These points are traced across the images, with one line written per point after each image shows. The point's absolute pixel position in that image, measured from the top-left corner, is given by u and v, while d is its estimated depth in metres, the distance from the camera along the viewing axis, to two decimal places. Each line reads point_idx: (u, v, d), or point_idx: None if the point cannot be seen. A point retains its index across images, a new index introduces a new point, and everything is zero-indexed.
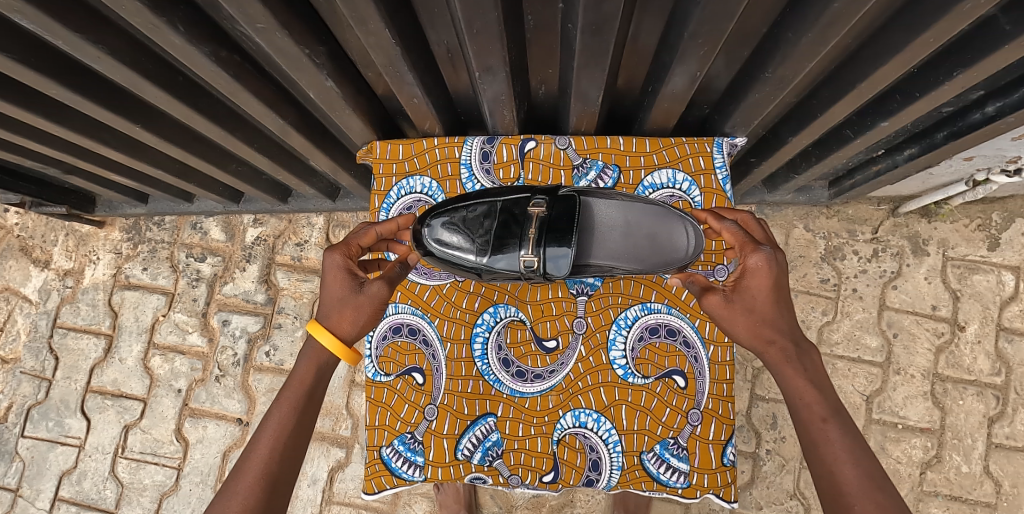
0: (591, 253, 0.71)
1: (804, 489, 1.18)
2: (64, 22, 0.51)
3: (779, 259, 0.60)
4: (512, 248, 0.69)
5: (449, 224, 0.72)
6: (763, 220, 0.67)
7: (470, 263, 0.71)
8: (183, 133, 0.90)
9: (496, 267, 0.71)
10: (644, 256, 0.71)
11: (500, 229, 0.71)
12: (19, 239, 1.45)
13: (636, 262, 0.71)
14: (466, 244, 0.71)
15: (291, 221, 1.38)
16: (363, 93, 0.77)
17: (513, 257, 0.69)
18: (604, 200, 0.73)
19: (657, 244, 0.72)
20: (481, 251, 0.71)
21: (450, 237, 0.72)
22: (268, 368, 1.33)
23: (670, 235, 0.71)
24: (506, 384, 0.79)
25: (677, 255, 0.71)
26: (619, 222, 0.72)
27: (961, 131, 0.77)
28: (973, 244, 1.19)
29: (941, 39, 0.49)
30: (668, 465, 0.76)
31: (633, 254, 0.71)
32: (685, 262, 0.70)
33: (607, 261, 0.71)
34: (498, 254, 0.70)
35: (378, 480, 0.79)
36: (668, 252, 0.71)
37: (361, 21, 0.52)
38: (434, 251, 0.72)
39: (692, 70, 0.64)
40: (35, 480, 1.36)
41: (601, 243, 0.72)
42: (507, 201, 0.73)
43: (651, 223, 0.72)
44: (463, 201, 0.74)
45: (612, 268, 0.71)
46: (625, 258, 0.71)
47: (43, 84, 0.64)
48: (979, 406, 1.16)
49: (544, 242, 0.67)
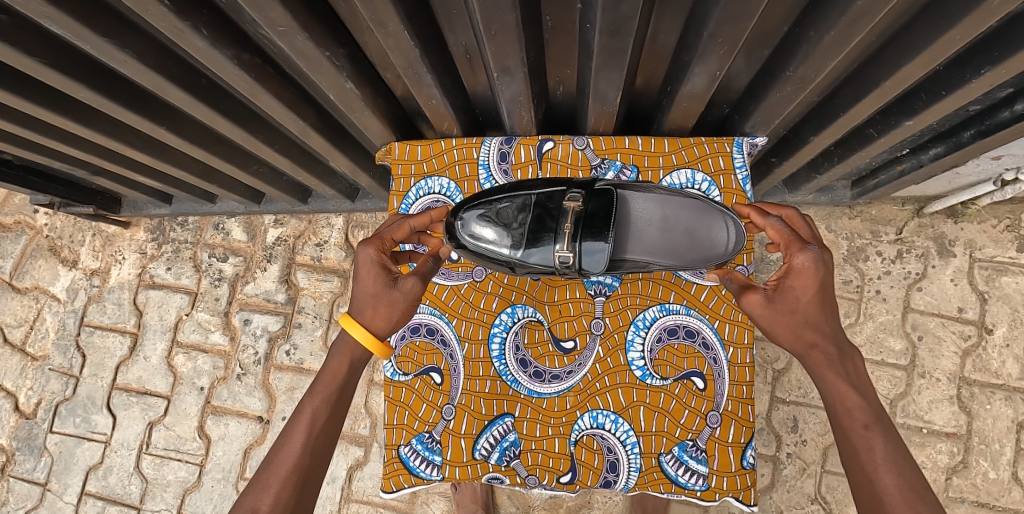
0: (632, 248, 0.71)
1: (826, 494, 1.17)
2: (90, 25, 0.52)
3: (827, 259, 0.58)
4: (547, 242, 0.69)
5: (482, 217, 0.72)
6: (809, 218, 0.65)
7: (504, 257, 0.71)
8: (205, 134, 0.92)
9: (530, 262, 0.71)
10: (683, 252, 0.71)
11: (534, 224, 0.71)
12: (48, 240, 1.49)
13: (675, 258, 0.70)
14: (498, 237, 0.71)
15: (311, 222, 1.40)
16: (382, 94, 0.78)
17: (548, 251, 0.69)
18: (642, 194, 0.72)
19: (697, 240, 0.70)
20: (516, 245, 0.71)
21: (483, 230, 0.72)
22: (289, 366, 1.34)
23: (709, 232, 0.70)
24: (523, 385, 0.79)
25: (717, 251, 0.71)
26: (657, 216, 0.72)
27: (989, 129, 0.75)
28: (1001, 245, 1.16)
29: (968, 35, 0.48)
30: (686, 468, 0.75)
31: (672, 249, 0.71)
32: (724, 258, 0.70)
33: (643, 256, 0.71)
34: (532, 248, 0.70)
35: (396, 479, 0.80)
36: (708, 249, 0.70)
37: (381, 23, 0.53)
38: (466, 244, 0.72)
39: (712, 69, 0.63)
40: (63, 475, 1.39)
41: (637, 238, 0.71)
42: (541, 194, 0.73)
43: (690, 218, 0.71)
44: (496, 194, 0.74)
45: (648, 263, 0.71)
46: (663, 254, 0.71)
47: (71, 87, 0.66)
48: (1007, 411, 1.13)
49: (579, 237, 0.67)
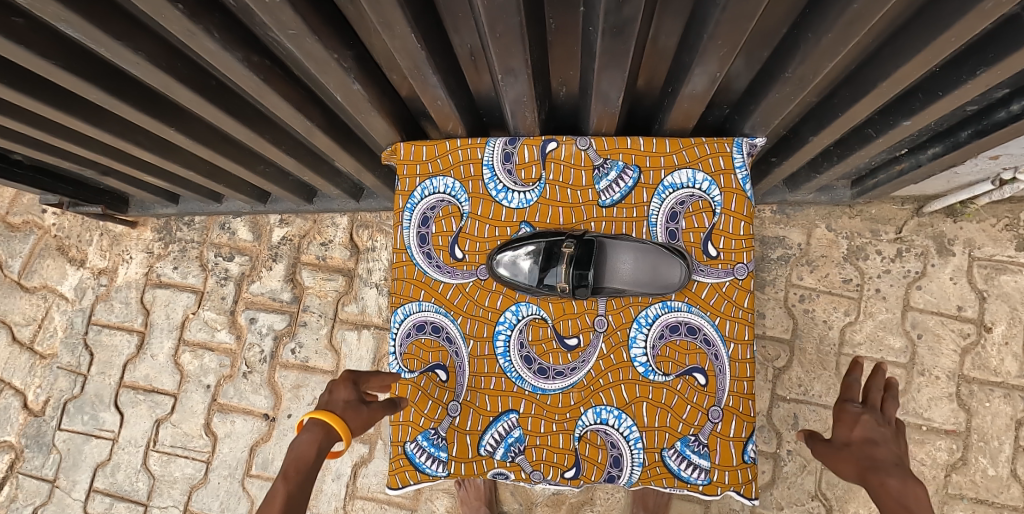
0: (608, 279, 0.81)
1: (827, 491, 1.18)
2: (105, 28, 0.53)
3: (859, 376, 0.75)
4: (549, 275, 0.80)
5: (506, 253, 0.82)
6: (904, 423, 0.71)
7: (515, 283, 0.82)
8: (213, 134, 0.93)
9: (534, 289, 0.82)
10: (644, 283, 0.79)
11: (542, 260, 0.81)
12: (56, 239, 1.51)
13: (641, 288, 0.80)
14: (512, 269, 0.82)
15: (316, 222, 1.41)
16: (387, 95, 0.79)
17: (551, 283, 0.80)
18: (624, 240, 0.82)
19: (657, 275, 0.79)
20: (530, 276, 0.81)
21: (507, 263, 0.81)
22: (294, 365, 1.36)
23: (670, 272, 0.78)
24: (528, 381, 0.80)
25: (670, 287, 0.78)
26: (632, 257, 0.81)
27: (986, 129, 0.76)
28: (1000, 244, 1.17)
29: (963, 37, 0.49)
30: (689, 462, 0.77)
31: (639, 281, 0.80)
32: (672, 294, 0.78)
33: (620, 286, 0.81)
34: (538, 279, 0.81)
35: (402, 475, 0.81)
36: (664, 284, 0.78)
37: (388, 25, 0.54)
38: (494, 273, 0.82)
39: (712, 70, 0.64)
40: (71, 472, 1.40)
41: (615, 271, 0.81)
42: (549, 236, 0.82)
43: (654, 258, 0.79)
44: (519, 233, 0.83)
45: (623, 292, 0.80)
46: (635, 285, 0.80)
47: (84, 88, 0.67)
48: (1006, 408, 1.14)
49: (572, 273, 0.78)
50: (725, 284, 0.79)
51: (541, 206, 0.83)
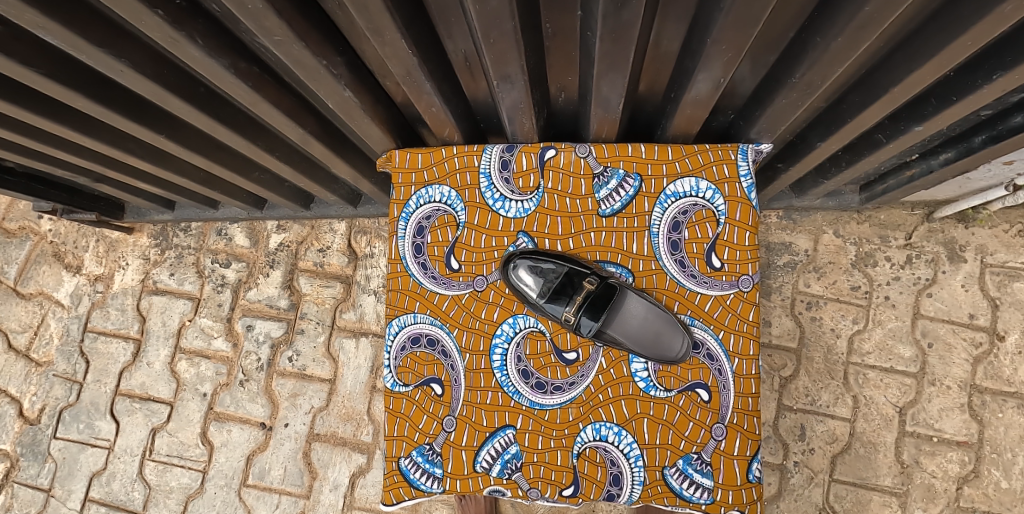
0: (607, 325, 0.77)
1: (834, 503, 1.15)
2: (87, 36, 0.52)
3: None
4: (560, 303, 0.79)
5: (529, 266, 0.79)
6: None
7: (524, 296, 0.79)
8: (206, 141, 0.92)
9: (539, 310, 0.80)
10: (642, 346, 0.76)
11: (558, 286, 0.78)
12: (52, 245, 1.50)
13: (636, 347, 0.76)
14: (527, 285, 0.79)
15: (314, 228, 1.39)
16: (381, 101, 0.77)
17: (558, 309, 0.79)
18: (638, 296, 0.77)
19: (657, 344, 0.75)
20: (540, 294, 0.79)
21: (524, 276, 0.79)
22: (291, 373, 1.34)
23: (672, 342, 0.75)
24: (525, 396, 0.78)
25: (667, 356, 0.76)
26: (640, 317, 0.76)
27: (1001, 134, 0.73)
28: (1013, 250, 1.14)
29: (979, 41, 0.47)
30: (691, 481, 0.74)
31: (638, 341, 0.76)
32: (667, 363, 0.75)
33: (618, 337, 0.77)
34: (547, 302, 0.79)
35: (397, 491, 0.79)
36: (661, 352, 0.76)
37: (377, 32, 0.52)
38: (507, 276, 0.80)
39: (716, 75, 0.62)
40: (67, 481, 1.40)
41: (619, 322, 0.77)
42: (574, 267, 0.79)
43: (662, 327, 0.75)
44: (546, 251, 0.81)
45: (618, 344, 0.77)
46: (632, 342, 0.76)
47: (70, 97, 0.65)
48: (1020, 419, 1.11)
49: (581, 312, 0.77)
50: (730, 296, 0.76)
51: (539, 215, 0.81)
